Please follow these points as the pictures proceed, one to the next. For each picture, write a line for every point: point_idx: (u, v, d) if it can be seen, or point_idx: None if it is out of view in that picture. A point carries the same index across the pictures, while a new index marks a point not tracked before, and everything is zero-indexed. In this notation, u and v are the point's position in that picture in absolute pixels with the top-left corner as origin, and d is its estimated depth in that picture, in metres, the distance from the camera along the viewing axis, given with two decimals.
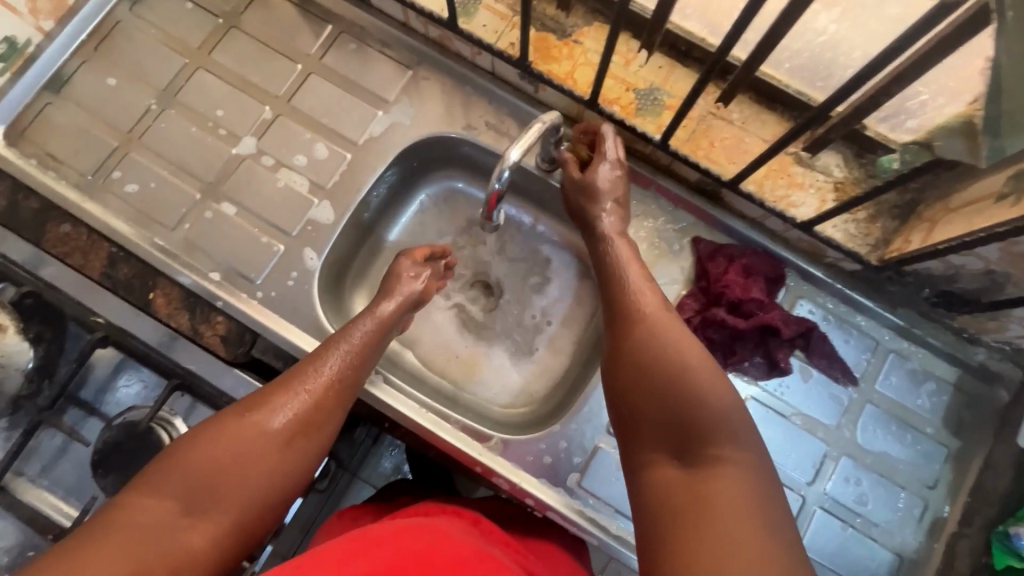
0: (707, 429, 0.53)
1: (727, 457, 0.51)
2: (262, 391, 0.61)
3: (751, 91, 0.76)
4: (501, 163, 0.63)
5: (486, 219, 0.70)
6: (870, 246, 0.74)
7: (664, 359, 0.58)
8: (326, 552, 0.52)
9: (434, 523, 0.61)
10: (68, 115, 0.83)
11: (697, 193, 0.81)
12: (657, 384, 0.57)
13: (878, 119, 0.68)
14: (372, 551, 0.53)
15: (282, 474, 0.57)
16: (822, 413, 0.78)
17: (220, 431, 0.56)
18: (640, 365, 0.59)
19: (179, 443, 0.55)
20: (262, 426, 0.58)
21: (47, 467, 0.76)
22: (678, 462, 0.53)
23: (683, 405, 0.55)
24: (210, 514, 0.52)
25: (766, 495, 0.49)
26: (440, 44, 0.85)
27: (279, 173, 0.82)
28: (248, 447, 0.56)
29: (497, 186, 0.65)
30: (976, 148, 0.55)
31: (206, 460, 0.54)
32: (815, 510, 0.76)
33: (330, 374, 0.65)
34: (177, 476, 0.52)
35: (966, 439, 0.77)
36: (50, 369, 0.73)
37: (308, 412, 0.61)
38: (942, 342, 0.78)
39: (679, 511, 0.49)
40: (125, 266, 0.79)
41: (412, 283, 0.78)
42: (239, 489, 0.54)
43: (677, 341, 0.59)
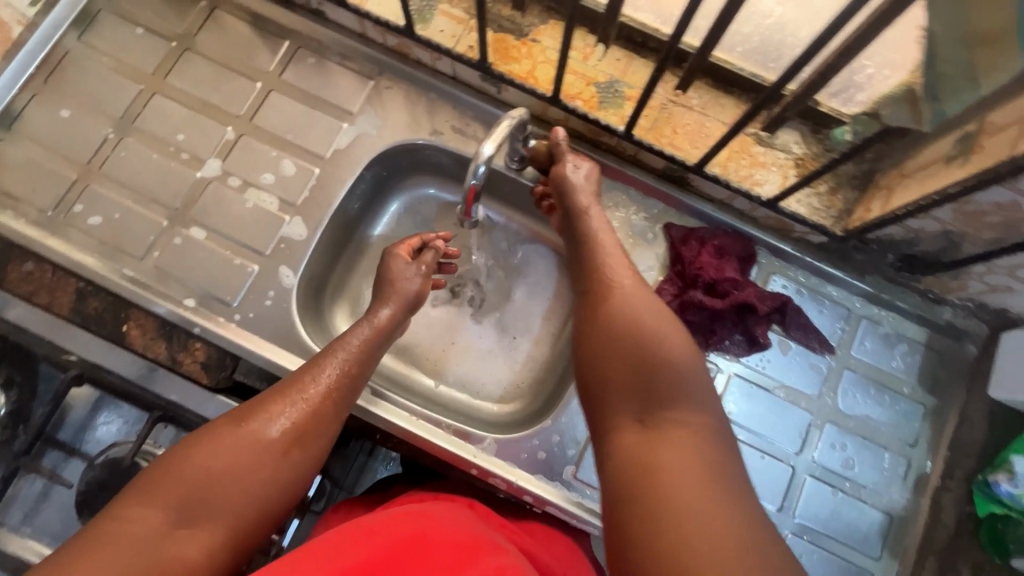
0: (674, 398, 0.55)
1: (687, 420, 0.53)
2: (258, 400, 0.60)
3: (708, 77, 0.78)
4: (476, 159, 0.65)
5: (466, 216, 0.71)
6: (833, 218, 0.76)
7: (631, 327, 0.59)
8: (318, 544, 0.53)
9: (428, 507, 0.62)
10: (21, 151, 0.81)
11: (664, 180, 0.83)
12: (625, 347, 0.59)
13: (829, 94, 0.70)
14: (367, 542, 0.53)
15: (280, 484, 0.57)
16: (804, 383, 0.80)
17: (215, 441, 0.55)
18: (611, 332, 0.60)
19: (171, 454, 0.54)
20: (259, 435, 0.57)
21: (29, 515, 0.74)
22: (640, 426, 0.55)
23: (650, 371, 0.56)
24: (206, 524, 0.52)
25: (723, 460, 0.51)
26: (399, 52, 0.85)
27: (247, 193, 0.81)
28: (245, 457, 0.55)
29: (473, 182, 0.66)
30: (918, 113, 0.60)
31: (201, 471, 0.53)
32: (806, 478, 0.78)
33: (329, 380, 0.64)
34: (170, 488, 0.51)
35: (941, 396, 0.80)
36: (24, 414, 0.75)
37: (307, 420, 0.60)
38: (910, 304, 0.81)
39: (639, 469, 0.51)
40: (94, 300, 0.76)
41: (408, 285, 0.76)
42: (236, 498, 0.54)
43: (646, 310, 0.61)
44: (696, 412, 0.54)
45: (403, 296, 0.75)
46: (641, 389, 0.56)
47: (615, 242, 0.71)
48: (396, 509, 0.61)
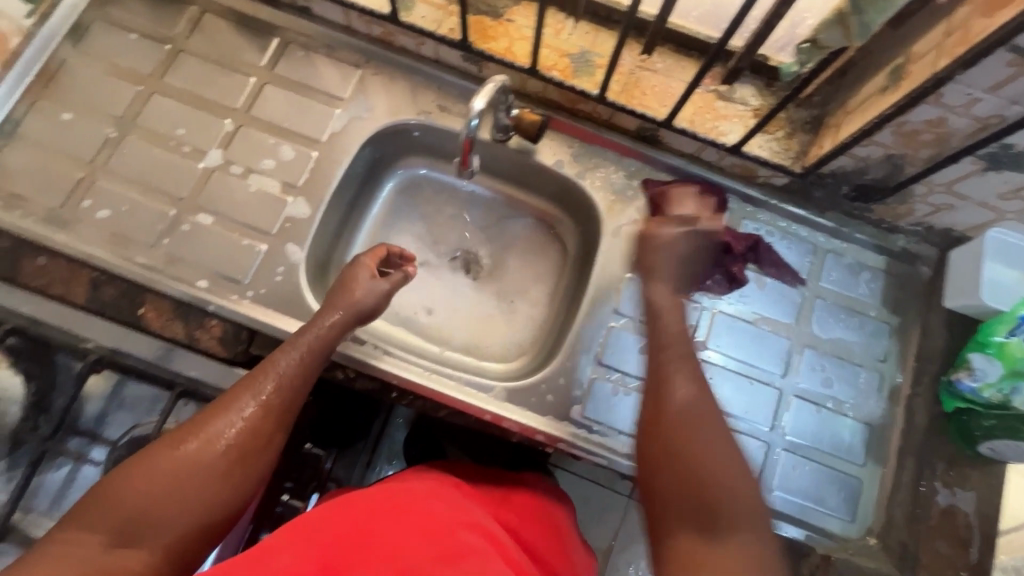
0: (726, 518, 0.56)
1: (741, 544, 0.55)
2: (194, 419, 0.61)
3: (670, 43, 0.86)
4: (469, 113, 0.70)
5: (463, 164, 0.76)
6: (792, 158, 0.84)
7: (696, 455, 0.59)
8: (307, 518, 0.60)
9: (402, 485, 0.67)
10: (25, 154, 0.84)
11: (638, 140, 0.90)
12: (687, 463, 0.59)
13: (778, 48, 0.80)
14: (345, 521, 0.59)
15: (223, 499, 0.59)
16: (782, 313, 0.88)
17: (155, 463, 0.57)
18: (675, 446, 0.60)
19: (108, 478, 0.56)
20: (194, 455, 0.58)
21: (57, 501, 0.75)
22: (700, 535, 0.56)
23: (711, 490, 0.57)
24: (148, 542, 0.54)
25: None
26: (384, 41, 0.92)
27: (250, 179, 0.86)
28: (179, 477, 0.57)
29: (467, 134, 0.71)
30: (849, 32, 0.70)
31: (135, 493, 0.55)
32: (792, 399, 0.85)
33: (267, 396, 0.64)
34: (107, 509, 0.54)
35: (904, 315, 0.88)
36: (45, 403, 0.76)
37: (247, 437, 0.61)
38: (868, 235, 0.90)
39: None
40: (110, 287, 0.79)
41: (362, 294, 0.76)
42: (171, 515, 0.55)
43: (707, 425, 0.61)
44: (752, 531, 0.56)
45: (355, 305, 0.75)
46: (703, 495, 0.57)
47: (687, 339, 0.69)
48: (376, 488, 0.67)
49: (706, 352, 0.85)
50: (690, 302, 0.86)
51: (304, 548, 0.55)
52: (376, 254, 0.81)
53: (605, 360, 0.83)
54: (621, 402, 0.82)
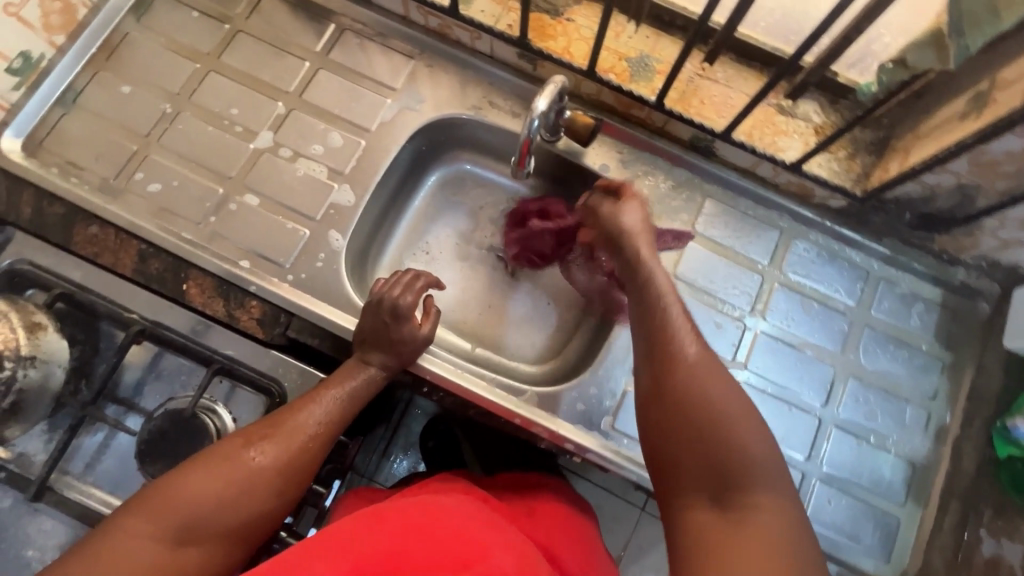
0: (741, 479, 0.55)
1: (761, 505, 0.54)
2: (249, 432, 0.65)
3: (733, 53, 0.83)
4: (530, 113, 0.70)
5: (520, 164, 0.74)
6: (853, 180, 0.81)
7: (707, 418, 0.58)
8: (340, 530, 0.60)
9: (430, 495, 0.68)
10: (85, 123, 0.86)
11: (691, 150, 0.88)
12: (697, 428, 0.58)
13: (848, 66, 0.77)
14: (379, 530, 0.60)
15: (271, 510, 0.63)
16: (827, 340, 0.84)
17: (216, 470, 0.61)
18: (681, 410, 0.59)
19: (164, 478, 0.60)
20: (247, 469, 0.62)
21: (91, 464, 0.77)
22: (712, 502, 0.55)
23: (726, 450, 0.57)
24: (201, 544, 0.58)
25: (799, 549, 0.52)
26: (440, 33, 0.91)
27: (298, 163, 0.86)
28: (232, 490, 0.60)
29: (528, 134, 0.71)
30: (944, 53, 0.64)
31: (192, 499, 0.58)
32: (831, 429, 0.82)
33: (320, 419, 0.69)
34: (164, 511, 0.57)
35: (957, 352, 0.84)
36: (86, 368, 0.78)
37: (299, 455, 0.66)
38: (925, 265, 0.86)
39: (713, 556, 0.52)
40: (156, 260, 0.80)
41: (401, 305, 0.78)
42: (220, 526, 0.59)
43: (715, 384, 0.60)
44: (770, 489, 0.55)
45: (397, 353, 0.78)
46: (721, 454, 0.56)
47: (687, 314, 0.68)
48: (408, 499, 0.67)
49: (745, 374, 0.82)
50: (731, 320, 0.84)
51: (339, 555, 0.57)
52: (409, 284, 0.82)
53: None
54: None
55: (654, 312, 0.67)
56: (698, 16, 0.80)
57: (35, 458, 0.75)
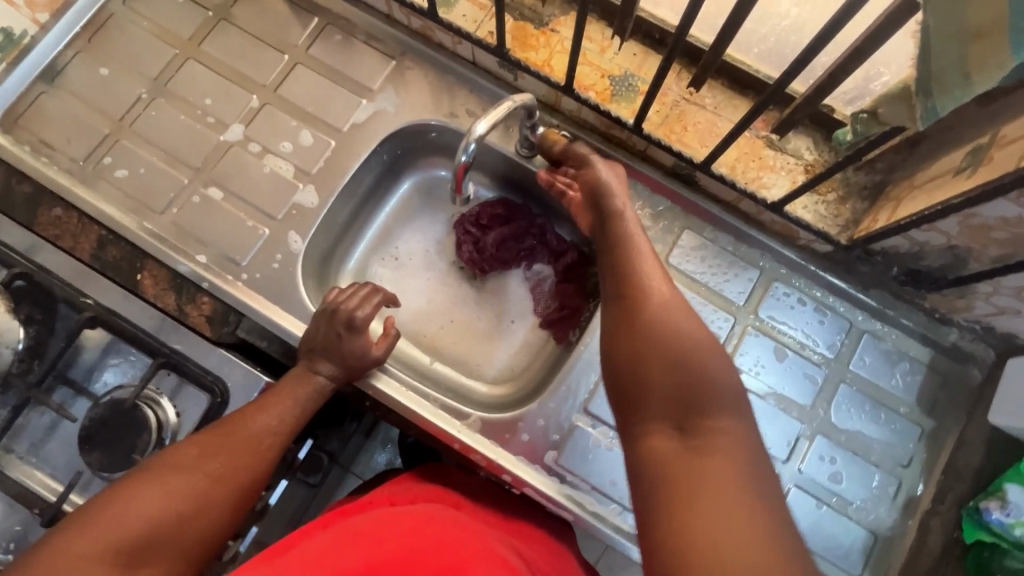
0: (704, 406, 0.54)
1: (724, 428, 0.52)
2: (200, 441, 0.63)
3: (724, 78, 0.78)
4: (467, 137, 0.65)
5: (457, 192, 0.71)
6: (840, 227, 0.76)
7: (669, 346, 0.57)
8: (310, 549, 0.57)
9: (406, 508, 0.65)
10: (61, 103, 0.86)
11: (672, 177, 0.83)
12: (660, 357, 0.57)
13: (845, 101, 0.71)
14: (354, 547, 0.57)
15: (224, 519, 0.61)
16: (797, 393, 0.79)
17: (167, 480, 0.59)
18: (642, 341, 0.58)
19: (107, 497, 0.56)
20: (202, 481, 0.61)
21: (36, 444, 0.76)
22: (675, 433, 0.54)
23: (687, 376, 0.55)
24: (154, 559, 0.56)
25: (758, 474, 0.50)
26: (423, 35, 0.88)
27: (266, 159, 0.85)
28: (188, 504, 0.59)
29: (463, 159, 0.66)
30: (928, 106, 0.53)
31: (143, 515, 0.56)
32: (790, 488, 0.76)
33: (273, 426, 0.68)
34: (112, 530, 0.54)
35: (940, 419, 0.78)
36: (41, 347, 0.74)
37: (252, 463, 0.65)
38: (915, 322, 0.80)
39: (673, 481, 0.50)
40: (114, 248, 0.80)
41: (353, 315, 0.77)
42: (177, 540, 0.57)
43: (675, 313, 0.60)
44: (733, 416, 0.53)
45: (352, 368, 0.76)
46: (687, 385, 0.55)
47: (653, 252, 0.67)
48: (380, 512, 0.64)
49: None
50: None
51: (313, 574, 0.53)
52: (369, 300, 0.79)
53: (592, 409, 0.78)
54: (599, 457, 0.76)
55: (619, 253, 0.67)
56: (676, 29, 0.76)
57: None
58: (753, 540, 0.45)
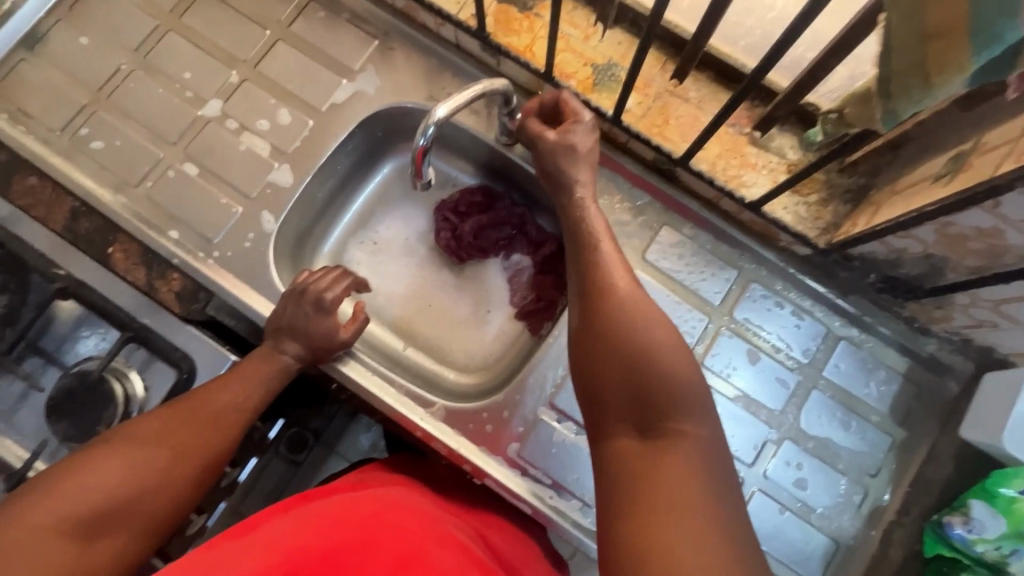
0: (666, 406, 0.52)
1: (688, 431, 0.51)
2: (163, 414, 0.60)
3: (711, 70, 0.75)
4: (427, 119, 0.64)
5: (417, 176, 0.69)
6: (819, 230, 0.74)
7: (634, 349, 0.55)
8: (268, 529, 0.54)
9: (375, 494, 0.62)
10: (40, 71, 0.85)
11: (652, 171, 0.81)
12: (622, 359, 0.55)
13: (828, 98, 0.68)
14: (314, 528, 0.54)
15: (188, 492, 0.59)
16: (767, 397, 0.78)
17: (130, 450, 0.56)
18: (607, 342, 0.57)
19: (61, 470, 0.53)
20: (165, 455, 0.58)
21: (6, 414, 0.73)
22: (638, 434, 0.52)
23: (649, 376, 0.53)
24: (112, 531, 0.53)
25: (716, 475, 0.49)
26: (407, 15, 0.86)
27: (243, 137, 0.84)
28: (149, 478, 0.56)
29: (422, 142, 0.65)
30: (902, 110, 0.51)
31: (101, 488, 0.53)
32: (754, 491, 0.75)
33: (239, 400, 0.65)
34: (66, 504, 0.51)
35: (911, 430, 0.77)
36: (13, 315, 0.73)
37: (217, 437, 0.62)
38: (893, 331, 0.78)
39: (637, 484, 0.49)
40: (86, 221, 0.79)
41: (322, 296, 0.76)
42: (137, 513, 0.55)
43: (641, 311, 0.58)
44: (700, 419, 0.52)
45: (318, 348, 0.74)
46: (646, 387, 0.53)
47: (618, 250, 0.65)
48: (346, 495, 0.61)
49: None
50: None
51: (268, 552, 0.50)
52: (338, 281, 0.78)
53: (557, 403, 0.77)
54: (562, 451, 0.76)
55: (587, 251, 0.65)
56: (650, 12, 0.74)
57: None
58: (708, 541, 0.44)
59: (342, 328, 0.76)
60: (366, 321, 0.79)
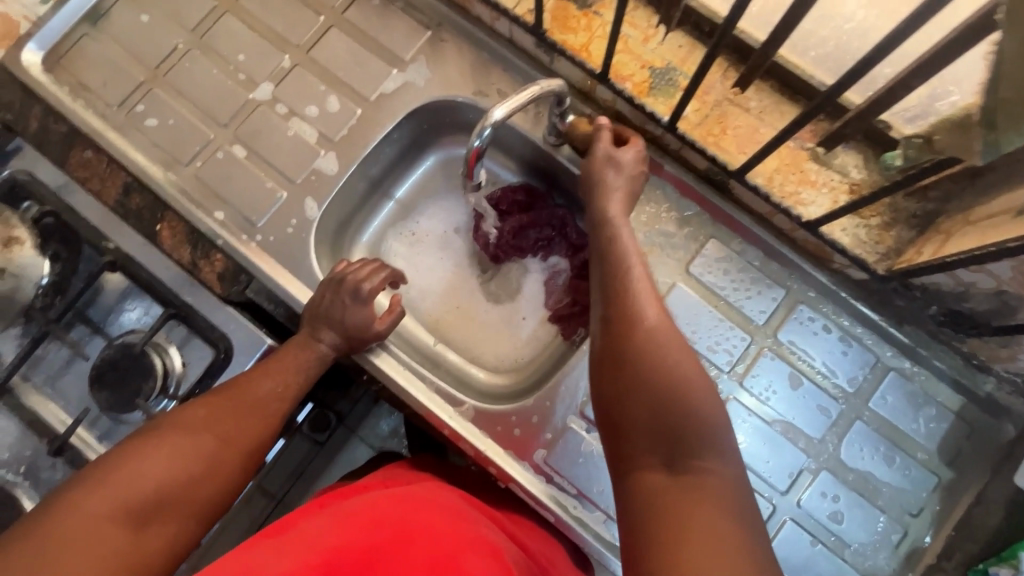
0: (696, 442, 0.51)
1: (714, 472, 0.50)
2: (207, 403, 0.61)
3: (774, 80, 0.72)
4: (484, 120, 0.62)
5: (468, 177, 0.68)
6: (879, 255, 0.71)
7: (663, 384, 0.54)
8: (305, 530, 0.54)
9: (406, 491, 0.62)
10: (101, 46, 0.86)
11: (704, 181, 0.78)
12: (650, 397, 0.54)
13: (905, 119, 0.64)
14: (350, 526, 0.54)
15: (232, 481, 0.59)
16: (807, 424, 0.75)
17: (177, 440, 0.56)
18: (635, 375, 0.55)
19: (113, 459, 0.53)
20: (211, 444, 0.58)
21: (52, 377, 0.76)
22: (665, 469, 0.51)
23: (677, 411, 0.52)
24: (165, 520, 0.53)
25: (744, 513, 0.48)
26: (461, 7, 0.84)
27: (291, 122, 0.84)
28: (196, 467, 0.56)
29: (478, 143, 0.64)
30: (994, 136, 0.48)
31: (152, 477, 0.53)
32: (785, 520, 0.73)
33: (278, 390, 0.66)
34: (120, 492, 0.51)
35: (960, 472, 0.73)
36: (63, 284, 0.75)
37: (259, 425, 0.63)
38: (949, 365, 0.74)
39: (666, 521, 0.47)
40: (138, 196, 0.82)
41: (360, 286, 0.75)
42: (186, 502, 0.55)
43: (672, 343, 0.56)
44: (728, 459, 0.51)
45: (355, 339, 0.74)
46: (674, 421, 0.52)
47: (647, 276, 0.63)
48: (377, 492, 0.62)
49: None
50: None
51: (308, 550, 0.51)
52: (376, 272, 0.78)
53: (588, 413, 0.76)
54: (589, 462, 0.75)
55: (618, 277, 0.62)
56: (721, 19, 0.69)
57: (3, 359, 0.75)
58: None
59: (378, 320, 0.76)
60: (402, 313, 0.79)
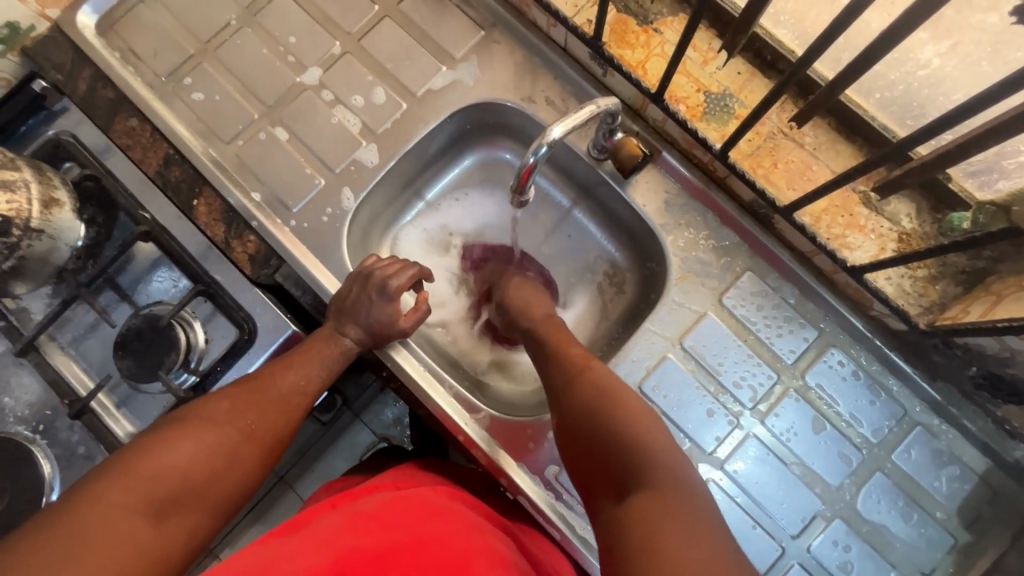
0: (635, 463, 0.53)
1: (658, 478, 0.51)
2: (230, 395, 0.61)
3: (833, 118, 0.71)
4: (542, 138, 0.61)
5: (517, 192, 0.67)
6: (922, 308, 0.70)
7: (600, 427, 0.57)
8: (319, 529, 0.54)
9: (416, 493, 0.62)
10: (155, 15, 0.86)
11: (748, 214, 0.77)
12: (587, 438, 0.58)
13: (965, 173, 0.64)
14: (364, 529, 0.54)
15: (249, 475, 0.59)
16: (826, 470, 0.73)
17: (200, 432, 0.57)
18: (574, 424, 0.60)
19: (136, 449, 0.53)
20: (232, 436, 0.59)
21: (77, 339, 0.77)
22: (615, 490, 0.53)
23: (610, 437, 0.56)
24: (184, 513, 0.53)
25: (692, 506, 0.48)
26: (518, 9, 0.83)
27: (335, 110, 0.84)
28: (219, 461, 0.57)
29: (532, 160, 0.62)
30: None
31: (174, 468, 0.54)
32: (793, 565, 0.72)
33: (302, 385, 0.66)
34: (143, 482, 0.51)
35: (978, 536, 0.71)
36: (97, 249, 0.76)
37: (279, 419, 0.63)
38: (978, 428, 0.72)
39: (626, 532, 0.48)
40: (177, 169, 0.82)
41: (389, 282, 0.75)
42: (205, 495, 0.55)
43: (599, 387, 0.61)
44: (673, 466, 0.52)
45: (380, 334, 0.74)
46: (611, 448, 0.55)
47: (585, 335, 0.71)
48: (389, 494, 0.61)
49: (719, 475, 0.73)
50: (725, 412, 0.75)
51: (321, 549, 0.51)
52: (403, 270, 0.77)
53: None
54: None
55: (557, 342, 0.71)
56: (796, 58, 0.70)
57: (32, 317, 0.76)
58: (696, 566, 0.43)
59: (402, 318, 0.76)
60: (426, 312, 0.78)
